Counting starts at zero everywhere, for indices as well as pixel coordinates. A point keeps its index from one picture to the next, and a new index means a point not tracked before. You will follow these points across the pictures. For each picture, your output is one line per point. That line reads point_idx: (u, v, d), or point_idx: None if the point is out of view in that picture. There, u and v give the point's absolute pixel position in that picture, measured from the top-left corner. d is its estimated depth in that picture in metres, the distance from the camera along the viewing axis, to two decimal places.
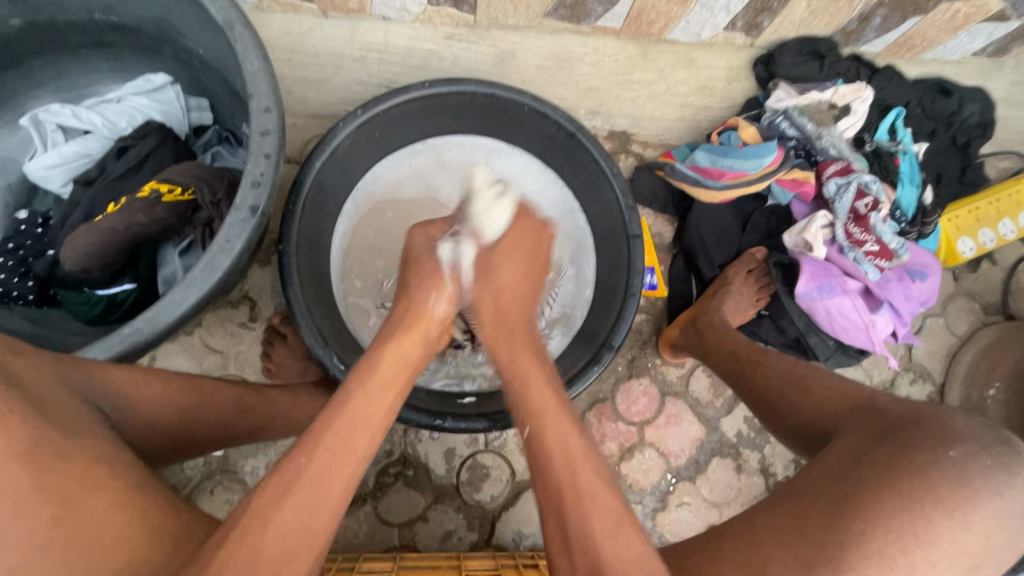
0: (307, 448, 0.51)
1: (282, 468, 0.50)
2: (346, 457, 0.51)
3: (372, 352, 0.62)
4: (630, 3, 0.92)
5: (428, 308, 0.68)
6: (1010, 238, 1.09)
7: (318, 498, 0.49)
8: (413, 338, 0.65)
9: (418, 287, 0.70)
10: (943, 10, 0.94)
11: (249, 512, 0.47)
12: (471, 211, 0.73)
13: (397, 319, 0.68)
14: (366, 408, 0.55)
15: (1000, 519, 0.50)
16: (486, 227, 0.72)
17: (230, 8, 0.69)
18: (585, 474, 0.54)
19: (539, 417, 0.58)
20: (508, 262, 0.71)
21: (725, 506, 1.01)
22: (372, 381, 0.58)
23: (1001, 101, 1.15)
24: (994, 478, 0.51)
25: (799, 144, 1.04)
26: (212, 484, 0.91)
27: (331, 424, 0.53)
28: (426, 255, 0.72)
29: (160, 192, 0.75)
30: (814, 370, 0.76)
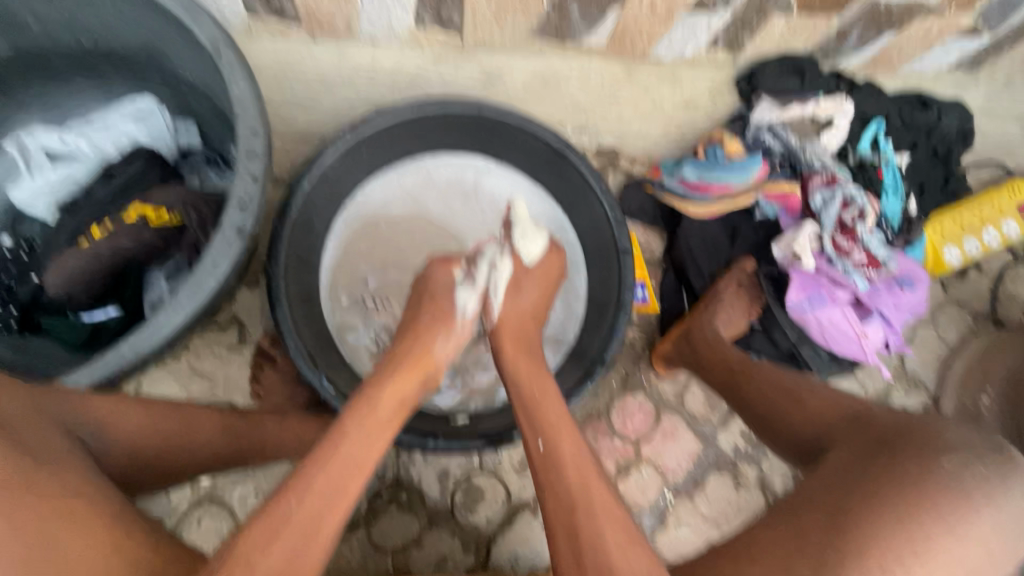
0: (298, 490, 0.50)
1: (269, 510, 0.48)
2: (339, 501, 0.50)
3: (368, 390, 0.62)
4: (613, 23, 0.94)
5: (429, 352, 0.70)
6: (994, 247, 1.12)
7: (311, 539, 0.48)
8: (409, 377, 0.66)
9: (429, 327, 0.72)
10: (917, 25, 0.98)
11: (236, 553, 0.46)
12: (512, 237, 0.79)
13: (396, 357, 0.68)
14: (360, 451, 0.55)
15: (998, 531, 0.50)
16: (529, 249, 0.78)
17: (216, 32, 0.69)
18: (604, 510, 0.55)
19: (552, 438, 0.61)
20: (535, 287, 0.78)
21: (725, 523, 0.99)
22: (370, 420, 0.58)
23: (980, 112, 1.17)
24: (991, 488, 0.50)
25: (783, 157, 1.06)
26: (200, 513, 0.88)
27: (324, 466, 0.52)
28: (441, 295, 0.75)
29: (146, 215, 0.78)
30: (806, 382, 0.75)
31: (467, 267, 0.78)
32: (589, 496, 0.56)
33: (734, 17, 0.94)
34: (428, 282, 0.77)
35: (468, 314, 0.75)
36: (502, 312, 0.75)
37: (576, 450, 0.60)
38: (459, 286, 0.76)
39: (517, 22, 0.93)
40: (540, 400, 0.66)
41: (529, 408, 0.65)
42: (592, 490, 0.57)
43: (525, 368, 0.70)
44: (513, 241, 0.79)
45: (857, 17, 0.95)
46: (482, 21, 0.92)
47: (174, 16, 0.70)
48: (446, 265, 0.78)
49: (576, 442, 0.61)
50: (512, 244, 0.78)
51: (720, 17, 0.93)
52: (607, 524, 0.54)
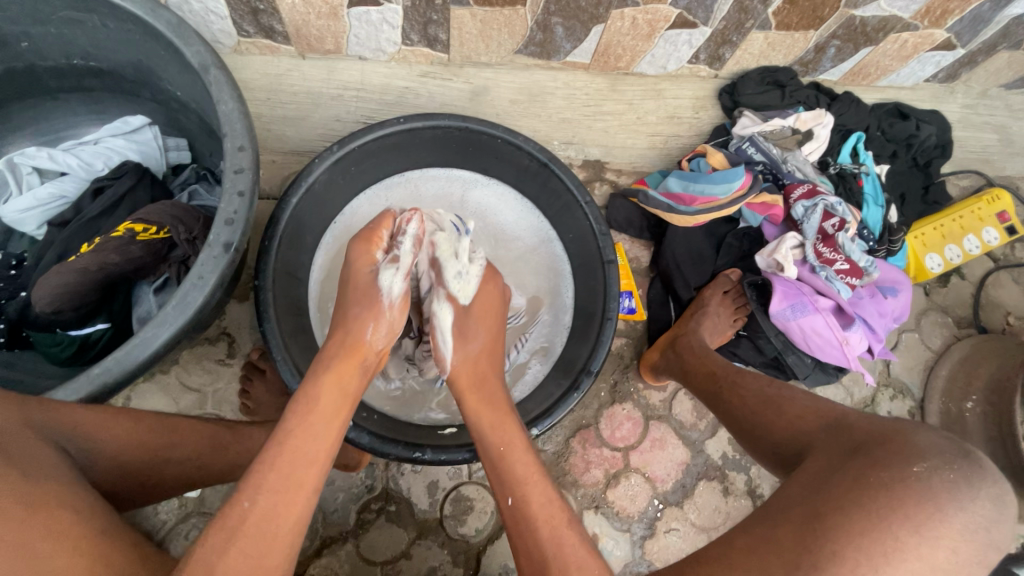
0: (251, 489, 0.51)
1: (225, 511, 0.49)
2: (293, 496, 0.51)
3: (309, 386, 0.61)
4: (596, 39, 0.96)
5: (363, 342, 0.69)
6: (976, 253, 1.13)
7: (265, 540, 0.49)
8: (350, 370, 0.65)
9: (355, 320, 0.71)
10: (892, 40, 1.00)
11: (194, 555, 0.47)
12: (444, 277, 0.80)
13: (334, 349, 0.67)
14: (307, 446, 0.55)
15: (968, 534, 0.49)
16: (462, 292, 0.79)
17: (205, 53, 0.71)
18: (576, 554, 0.56)
19: (523, 487, 0.62)
20: (480, 329, 0.78)
21: (714, 531, 1.00)
22: (314, 416, 0.58)
23: (957, 123, 1.20)
24: (959, 494, 0.50)
25: (765, 168, 1.05)
26: (188, 527, 0.88)
27: (272, 464, 0.52)
28: (367, 283, 0.73)
29: (135, 231, 0.76)
30: (789, 390, 0.76)
31: (389, 250, 0.75)
32: (562, 557, 0.56)
33: (713, 33, 0.96)
34: (351, 269, 0.74)
35: (396, 296, 0.73)
36: (456, 359, 0.75)
37: (545, 504, 0.60)
38: (380, 268, 0.74)
39: (502, 38, 0.96)
40: (508, 456, 0.64)
41: (496, 465, 0.64)
42: (565, 543, 0.57)
43: (486, 416, 0.69)
44: (446, 287, 0.79)
45: (833, 32, 0.98)
46: (467, 39, 0.96)
47: (164, 36, 0.72)
48: (364, 247, 0.74)
49: (548, 496, 0.61)
50: (446, 287, 0.79)
51: (700, 33, 0.96)
52: None
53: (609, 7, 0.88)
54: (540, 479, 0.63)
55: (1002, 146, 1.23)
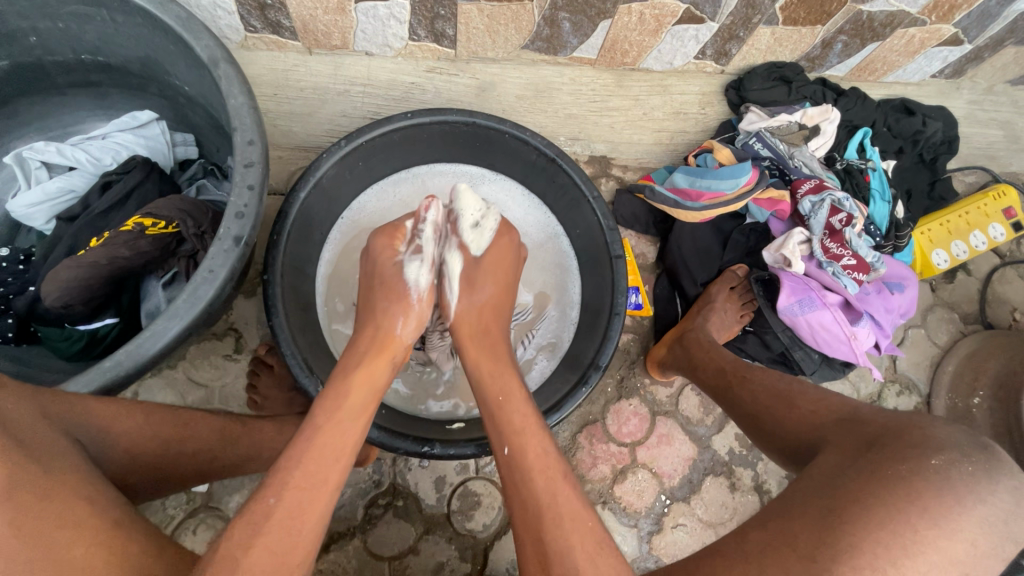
0: (277, 486, 0.50)
1: (249, 510, 0.49)
2: (318, 492, 0.51)
3: (337, 381, 0.62)
4: (603, 35, 0.96)
5: (393, 334, 0.71)
6: (982, 249, 1.13)
7: (289, 538, 0.48)
8: (381, 362, 0.67)
9: (385, 313, 0.73)
10: (899, 35, 1.00)
11: (217, 555, 0.46)
12: (460, 227, 0.80)
13: (363, 345, 0.69)
14: (336, 440, 0.55)
15: (985, 526, 0.50)
16: (476, 240, 0.79)
17: (215, 47, 0.71)
18: (571, 505, 0.54)
19: (517, 437, 0.60)
20: (491, 277, 0.78)
21: (721, 526, 1.00)
22: (344, 412, 0.58)
23: (963, 119, 1.20)
24: (978, 487, 0.51)
25: (773, 164, 1.06)
26: (195, 522, 0.88)
27: (300, 462, 0.52)
28: (392, 276, 0.75)
29: (143, 226, 0.76)
30: (798, 385, 0.76)
31: (412, 241, 0.78)
32: (555, 507, 0.54)
33: (721, 28, 0.96)
34: (374, 263, 0.76)
35: (422, 287, 0.75)
36: (461, 308, 0.76)
37: (540, 455, 0.58)
38: (403, 259, 0.76)
39: (510, 34, 0.95)
40: (505, 404, 0.64)
41: (492, 418, 0.63)
42: (560, 494, 0.55)
43: (485, 367, 0.69)
44: (463, 233, 0.80)
45: (841, 28, 0.98)
46: (474, 35, 0.96)
47: (173, 30, 0.72)
48: (386, 241, 0.77)
49: (545, 449, 0.59)
50: (461, 237, 0.79)
51: (707, 28, 0.95)
52: (576, 538, 0.52)
53: (617, 2, 0.88)
54: (535, 432, 0.61)
55: (1008, 142, 1.23)
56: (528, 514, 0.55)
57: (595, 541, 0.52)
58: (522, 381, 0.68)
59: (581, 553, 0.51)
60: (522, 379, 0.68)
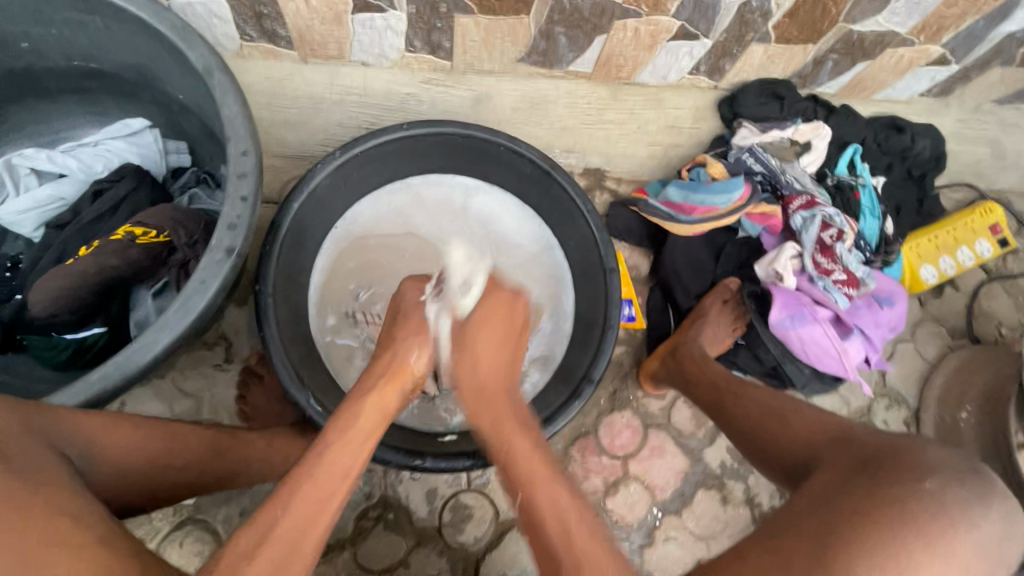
0: (284, 497, 0.50)
1: (257, 517, 0.49)
2: (321, 511, 0.51)
3: (347, 407, 0.61)
4: (599, 49, 0.97)
5: (407, 364, 0.68)
6: (969, 264, 1.15)
7: (292, 552, 0.48)
8: (391, 391, 0.65)
9: (403, 342, 0.70)
10: (889, 54, 1.02)
11: (221, 565, 0.46)
12: (448, 288, 0.75)
13: (376, 370, 0.67)
14: (343, 458, 0.55)
15: (979, 551, 0.51)
16: (464, 303, 0.74)
17: (209, 56, 0.70)
18: (586, 544, 0.54)
19: (529, 483, 0.59)
20: (483, 333, 0.71)
21: (712, 540, 1.00)
22: (353, 434, 0.58)
23: (951, 137, 1.22)
24: (970, 511, 0.52)
25: (765, 178, 1.07)
26: (182, 535, 0.87)
27: (308, 475, 0.52)
28: (413, 312, 0.74)
29: (134, 234, 0.75)
30: (791, 402, 0.76)
31: (438, 287, 0.77)
32: (574, 556, 0.53)
33: (714, 45, 0.97)
34: (399, 300, 0.77)
35: (444, 329, 0.72)
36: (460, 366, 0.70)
37: (551, 504, 0.56)
38: (425, 301, 0.75)
39: (506, 47, 0.96)
40: (511, 452, 0.62)
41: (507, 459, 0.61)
42: (574, 534, 0.55)
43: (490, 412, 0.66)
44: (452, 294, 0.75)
45: (831, 46, 0.99)
46: (470, 47, 0.96)
47: (167, 39, 0.71)
48: (416, 283, 0.78)
49: (557, 487, 0.58)
50: (450, 297, 0.74)
51: (701, 44, 0.97)
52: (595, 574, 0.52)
53: (612, 17, 0.88)
54: (545, 474, 0.59)
55: (994, 160, 1.25)
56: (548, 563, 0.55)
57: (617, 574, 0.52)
58: (530, 428, 0.65)
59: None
60: (530, 424, 0.65)
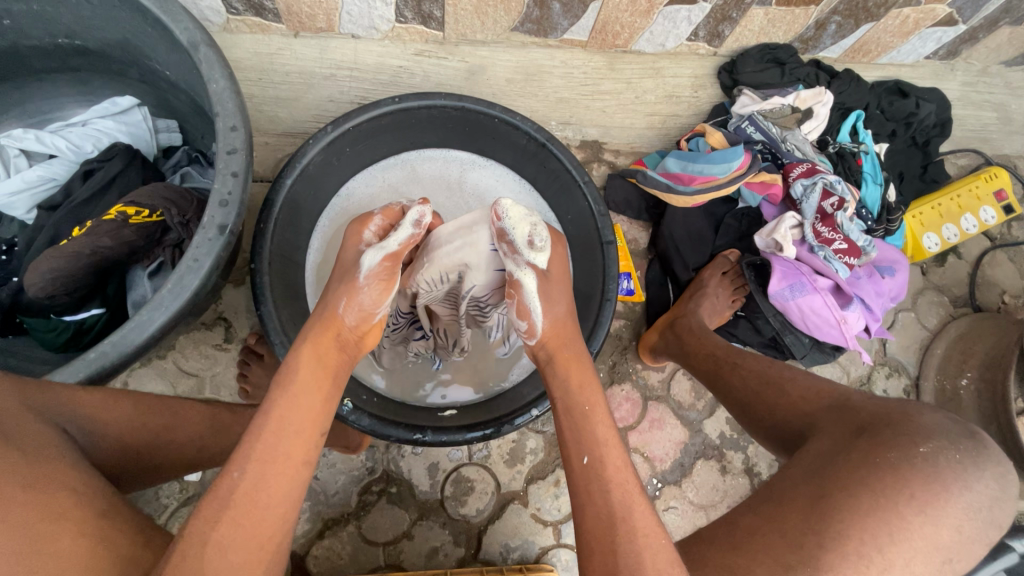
0: (240, 460, 0.51)
1: (216, 484, 0.50)
2: (280, 465, 0.52)
3: (288, 361, 0.61)
4: (594, 16, 0.94)
5: (337, 316, 0.67)
6: (973, 232, 1.13)
7: (252, 508, 0.49)
8: (328, 344, 0.64)
9: (333, 292, 0.69)
10: (893, 16, 0.99)
11: (188, 530, 0.47)
12: (517, 246, 0.70)
13: (309, 324, 0.66)
14: (293, 414, 0.55)
15: (970, 512, 0.52)
16: (541, 255, 0.71)
17: (194, 30, 0.69)
18: (647, 523, 0.53)
19: (599, 448, 0.58)
20: (557, 290, 0.73)
21: (711, 508, 1.01)
22: (295, 388, 0.58)
23: (956, 101, 1.19)
24: (964, 474, 0.53)
25: (765, 148, 1.04)
26: (190, 510, 0.89)
27: (260, 436, 0.53)
28: (350, 261, 0.72)
29: (127, 214, 0.75)
30: (789, 370, 0.76)
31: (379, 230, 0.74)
32: (630, 523, 0.52)
33: (713, 9, 0.94)
34: (344, 251, 0.74)
35: (375, 273, 0.69)
36: (546, 324, 0.71)
37: (621, 468, 0.57)
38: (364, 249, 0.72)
39: (498, 15, 0.93)
40: (594, 418, 0.61)
41: (577, 421, 0.61)
42: (636, 507, 0.54)
43: (572, 373, 0.67)
44: (524, 252, 0.70)
45: (835, 8, 0.97)
46: (462, 16, 0.93)
47: (151, 12, 0.70)
48: (356, 229, 0.74)
49: (623, 459, 0.58)
50: (526, 255, 0.70)
51: (700, 9, 0.93)
52: (646, 549, 0.51)
53: None
54: (615, 441, 0.59)
55: (1001, 125, 1.22)
56: (604, 517, 0.53)
57: (668, 556, 0.51)
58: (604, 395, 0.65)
59: (652, 563, 0.50)
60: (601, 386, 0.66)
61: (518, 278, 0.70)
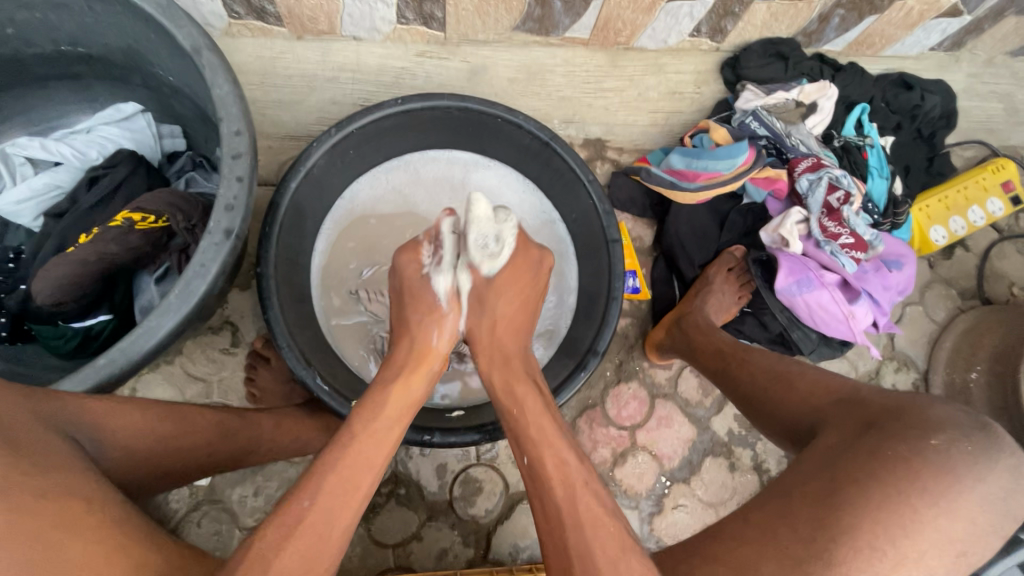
0: (311, 489, 0.51)
1: (281, 511, 0.50)
2: (351, 499, 0.52)
3: (371, 395, 0.62)
4: (595, 14, 0.94)
5: (431, 348, 0.70)
6: (980, 224, 1.12)
7: (321, 540, 0.50)
8: (417, 377, 0.66)
9: (420, 325, 0.70)
10: (897, 7, 0.98)
11: (252, 551, 0.48)
12: (467, 245, 0.72)
13: (400, 360, 0.68)
14: (369, 449, 0.56)
15: (983, 505, 0.52)
16: (487, 260, 0.72)
17: (197, 35, 0.69)
18: (591, 510, 0.55)
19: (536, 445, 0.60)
20: (505, 294, 0.73)
21: (720, 506, 1.01)
22: (381, 421, 0.59)
23: (962, 92, 1.18)
24: (977, 466, 0.52)
25: (769, 143, 1.04)
26: (199, 515, 0.89)
27: (334, 467, 0.53)
28: (420, 290, 0.72)
29: (133, 220, 0.75)
30: (797, 365, 0.76)
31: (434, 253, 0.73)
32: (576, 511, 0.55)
33: (715, 5, 0.94)
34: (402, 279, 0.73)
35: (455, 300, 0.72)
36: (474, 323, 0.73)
37: (563, 466, 0.58)
38: (429, 273, 0.72)
39: (500, 15, 0.93)
40: (521, 417, 0.63)
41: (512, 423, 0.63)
42: (580, 499, 0.55)
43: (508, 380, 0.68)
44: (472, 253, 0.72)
45: (838, 1, 0.96)
46: (464, 16, 0.93)
47: (154, 18, 0.70)
48: (409, 256, 0.73)
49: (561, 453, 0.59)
50: (470, 255, 0.72)
51: (702, 4, 0.93)
52: (595, 536, 0.53)
53: None
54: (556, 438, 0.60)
55: (1007, 116, 1.21)
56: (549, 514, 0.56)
57: (619, 543, 0.53)
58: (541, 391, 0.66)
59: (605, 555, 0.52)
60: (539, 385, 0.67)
61: (455, 278, 0.72)
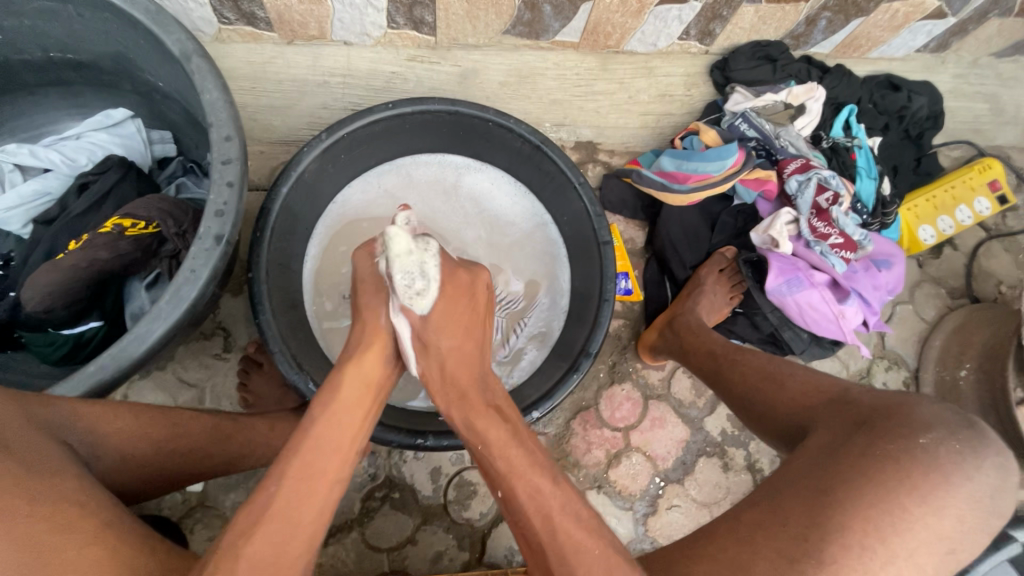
0: (275, 476, 0.52)
1: (252, 500, 0.51)
2: (316, 481, 0.53)
3: (333, 377, 0.63)
4: (585, 18, 0.95)
5: (383, 328, 0.68)
6: (968, 223, 1.13)
7: (290, 527, 0.50)
8: (374, 357, 0.66)
9: (371, 311, 0.69)
10: (883, 10, 0.99)
11: (224, 541, 0.49)
12: (434, 227, 0.72)
13: (356, 339, 0.68)
14: (331, 435, 0.57)
15: (971, 502, 0.52)
16: (452, 234, 0.71)
17: (187, 40, 0.69)
18: (558, 501, 0.56)
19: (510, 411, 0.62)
20: (470, 269, 0.73)
21: (714, 506, 1.01)
22: (340, 406, 0.60)
23: (948, 93, 1.20)
24: (964, 464, 0.53)
25: (759, 144, 1.05)
26: (192, 522, 0.88)
27: (294, 455, 0.54)
28: (370, 279, 0.70)
29: (123, 226, 0.75)
30: (789, 365, 0.76)
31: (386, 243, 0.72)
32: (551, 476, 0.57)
33: (703, 8, 0.95)
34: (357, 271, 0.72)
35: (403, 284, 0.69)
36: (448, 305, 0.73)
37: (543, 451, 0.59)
38: (379, 263, 0.71)
39: (490, 19, 0.94)
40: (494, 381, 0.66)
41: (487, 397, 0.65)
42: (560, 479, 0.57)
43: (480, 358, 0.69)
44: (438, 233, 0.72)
45: (824, 4, 0.97)
46: (454, 21, 0.94)
47: (143, 24, 0.70)
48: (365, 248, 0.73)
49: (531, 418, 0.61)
50: (434, 236, 0.71)
51: (690, 8, 0.94)
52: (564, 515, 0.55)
53: None
54: None
55: (993, 116, 1.23)
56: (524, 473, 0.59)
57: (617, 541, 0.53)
58: None
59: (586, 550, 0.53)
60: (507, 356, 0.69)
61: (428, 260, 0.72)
